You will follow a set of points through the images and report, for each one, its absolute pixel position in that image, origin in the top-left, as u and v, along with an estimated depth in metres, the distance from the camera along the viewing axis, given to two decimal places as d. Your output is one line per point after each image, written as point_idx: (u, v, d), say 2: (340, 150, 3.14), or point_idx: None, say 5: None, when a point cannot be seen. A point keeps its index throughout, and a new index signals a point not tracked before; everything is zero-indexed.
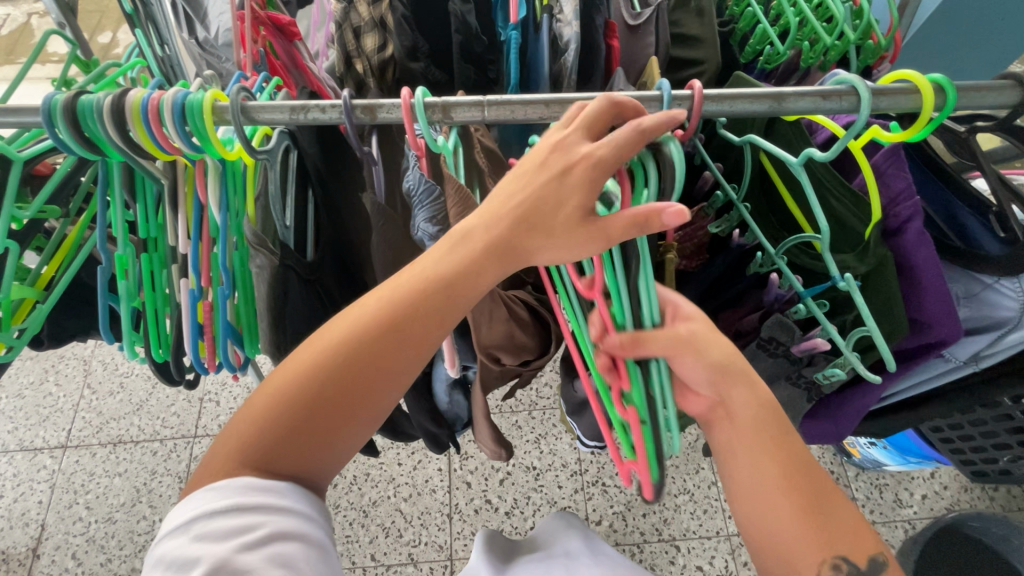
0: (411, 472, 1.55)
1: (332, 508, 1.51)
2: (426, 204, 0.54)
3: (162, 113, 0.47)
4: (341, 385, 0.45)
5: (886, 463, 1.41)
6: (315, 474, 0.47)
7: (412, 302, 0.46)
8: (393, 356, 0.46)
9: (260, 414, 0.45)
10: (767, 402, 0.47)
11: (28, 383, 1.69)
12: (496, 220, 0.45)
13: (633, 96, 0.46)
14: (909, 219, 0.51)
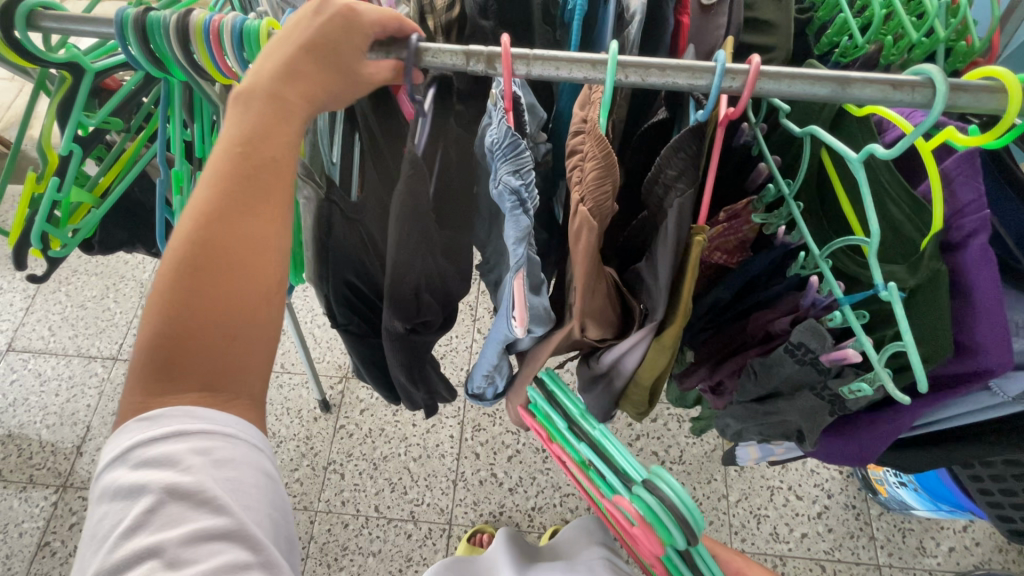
0: (424, 434, 1.58)
1: (345, 456, 1.56)
2: (509, 158, 0.51)
3: (222, 36, 0.49)
4: (216, 258, 0.46)
5: (914, 507, 1.33)
6: (228, 370, 0.47)
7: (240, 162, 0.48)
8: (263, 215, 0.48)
9: (152, 333, 0.46)
10: None
11: (91, 296, 1.82)
12: (258, 72, 0.49)
13: (684, 64, 0.44)
14: (974, 233, 0.47)
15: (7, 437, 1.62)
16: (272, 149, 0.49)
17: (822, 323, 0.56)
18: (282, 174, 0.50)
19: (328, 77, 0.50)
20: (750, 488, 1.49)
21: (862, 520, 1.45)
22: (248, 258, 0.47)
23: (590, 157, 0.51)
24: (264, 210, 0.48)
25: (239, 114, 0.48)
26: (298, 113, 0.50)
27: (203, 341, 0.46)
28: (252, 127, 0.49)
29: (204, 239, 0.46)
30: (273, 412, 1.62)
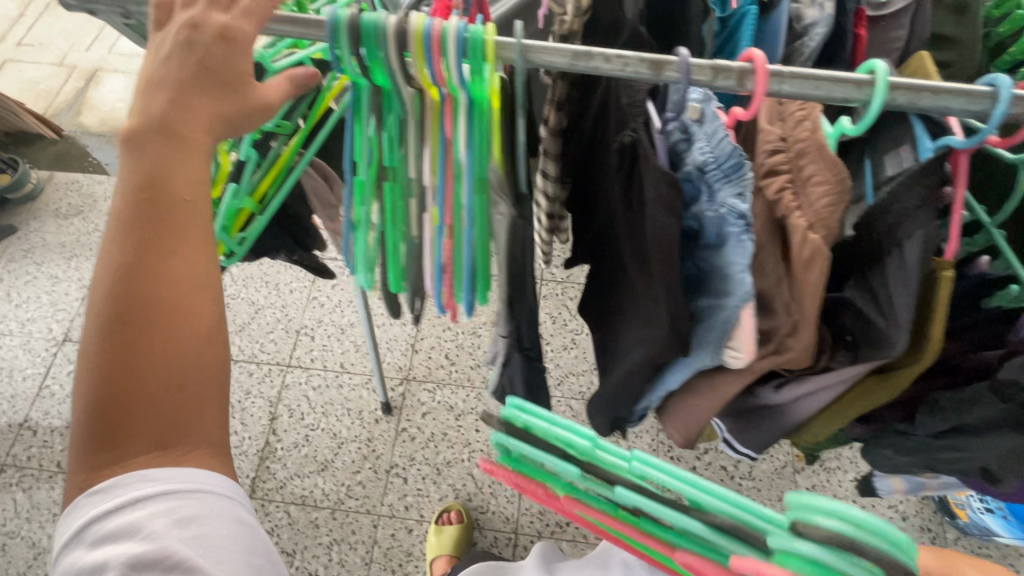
0: (487, 440, 1.56)
1: (407, 459, 1.54)
2: (731, 179, 0.48)
3: (445, 41, 0.44)
4: (137, 319, 0.51)
5: (999, 534, 1.30)
6: (163, 414, 0.51)
7: (149, 227, 0.53)
8: (176, 272, 0.53)
9: (87, 393, 0.51)
10: None
11: None
12: (146, 123, 0.53)
13: (965, 88, 0.44)
14: None
15: (65, 428, 1.61)
16: (182, 187, 0.54)
17: None
18: (187, 226, 0.54)
19: (222, 106, 0.54)
20: None
21: (938, 543, 1.42)
22: (172, 312, 0.52)
23: (819, 180, 0.49)
24: (172, 267, 0.53)
25: (131, 171, 0.53)
26: (182, 145, 0.53)
27: (143, 391, 0.51)
28: (146, 178, 0.53)
29: (127, 307, 0.51)
30: (334, 413, 1.60)
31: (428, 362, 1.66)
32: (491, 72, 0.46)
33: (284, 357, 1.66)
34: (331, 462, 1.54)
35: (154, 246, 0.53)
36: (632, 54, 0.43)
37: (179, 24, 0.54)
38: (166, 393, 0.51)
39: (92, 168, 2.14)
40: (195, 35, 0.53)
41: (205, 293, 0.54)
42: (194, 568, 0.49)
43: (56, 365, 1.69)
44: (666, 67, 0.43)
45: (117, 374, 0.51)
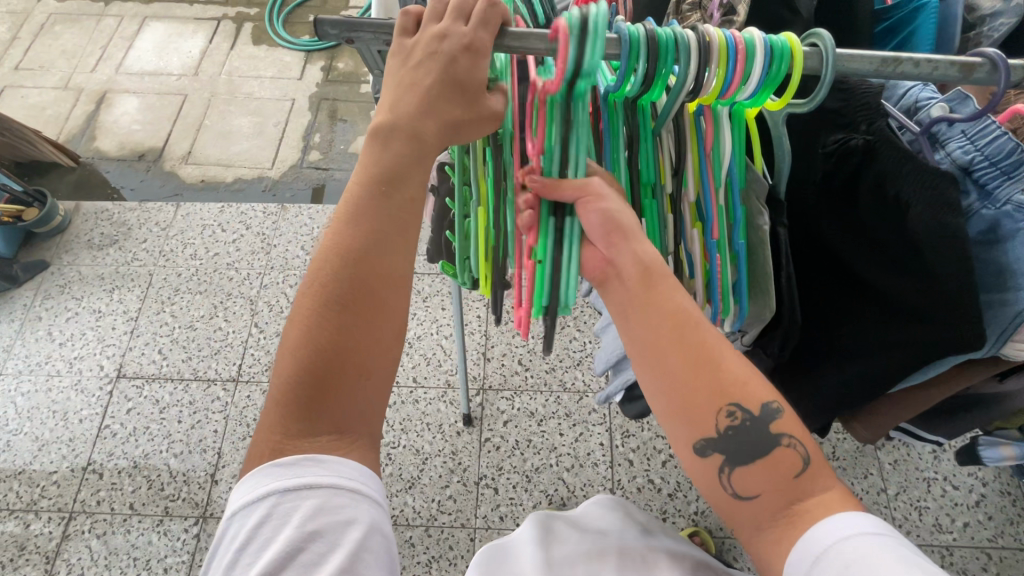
0: (573, 443, 1.56)
1: (496, 469, 1.53)
2: (1015, 179, 0.51)
3: (750, 55, 0.46)
4: (353, 305, 0.58)
5: None
6: (359, 399, 0.58)
7: (374, 221, 0.59)
8: (384, 268, 0.59)
9: (296, 366, 0.57)
10: (660, 326, 0.57)
11: (200, 316, 1.75)
12: (399, 114, 0.59)
13: None
14: None
15: (133, 468, 1.54)
16: (410, 191, 0.61)
17: None
18: (404, 229, 0.60)
19: (453, 115, 0.59)
20: (906, 480, 1.51)
21: (1019, 506, 1.47)
22: (379, 304, 0.59)
23: None
24: (375, 264, 0.59)
25: (376, 160, 0.60)
26: (413, 153, 0.59)
27: (346, 371, 0.57)
28: (388, 173, 0.59)
29: (345, 298, 0.58)
30: (413, 428, 1.59)
31: (501, 369, 1.66)
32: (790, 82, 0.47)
33: None
34: (418, 479, 1.52)
35: (372, 240, 0.59)
36: (948, 57, 0.44)
37: (429, 35, 0.58)
38: (361, 377, 0.58)
39: (116, 195, 2.05)
40: (442, 46, 0.57)
41: (403, 294, 0.60)
42: (321, 564, 0.52)
43: (113, 404, 1.62)
44: (978, 68, 0.45)
45: (328, 354, 0.57)
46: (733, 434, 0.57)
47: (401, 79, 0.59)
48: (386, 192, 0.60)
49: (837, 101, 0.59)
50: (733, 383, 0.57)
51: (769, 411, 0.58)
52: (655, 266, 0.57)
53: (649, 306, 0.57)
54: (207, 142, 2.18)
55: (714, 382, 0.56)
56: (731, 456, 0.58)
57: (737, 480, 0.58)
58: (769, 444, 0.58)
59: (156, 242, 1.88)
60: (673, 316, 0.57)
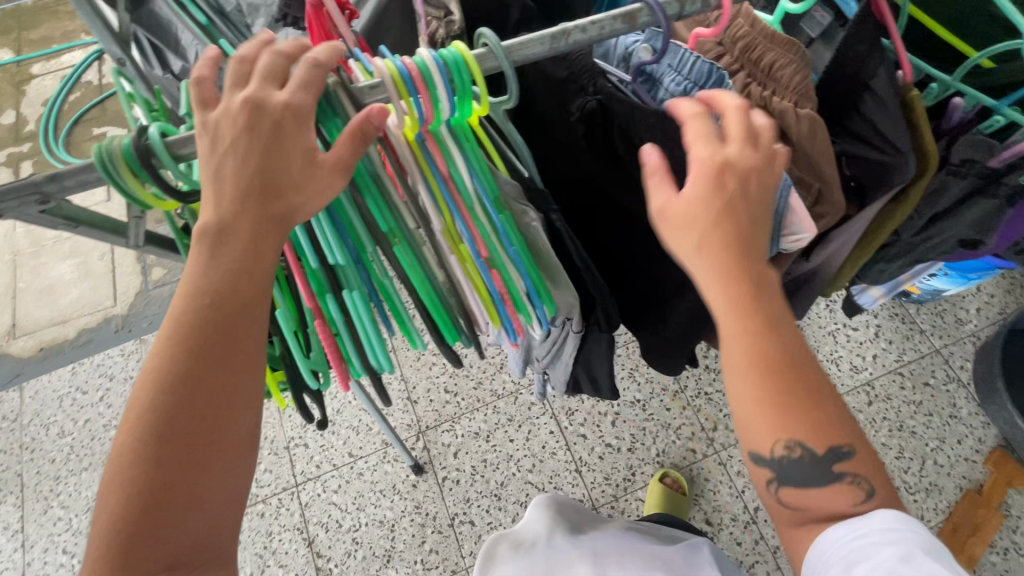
0: (526, 443, 1.54)
1: (464, 503, 1.49)
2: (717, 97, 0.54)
3: (427, 75, 0.44)
4: (184, 433, 0.50)
5: (945, 289, 1.53)
6: (196, 527, 0.51)
7: (200, 334, 0.51)
8: (218, 386, 0.51)
9: (119, 494, 0.50)
10: (765, 418, 0.53)
11: (96, 493, 1.57)
12: (225, 200, 0.51)
13: None
14: None
15: None
16: (243, 295, 0.52)
17: (980, 134, 0.63)
18: (240, 338, 0.52)
19: (267, 205, 0.51)
20: (817, 341, 1.63)
21: (908, 321, 1.65)
22: (216, 427, 0.51)
23: (784, 62, 0.55)
24: (206, 382, 0.51)
25: (200, 262, 0.52)
26: (241, 250, 0.51)
27: (181, 503, 0.50)
28: (210, 277, 0.52)
29: (190, 418, 0.51)
30: (369, 502, 1.50)
31: (432, 406, 1.59)
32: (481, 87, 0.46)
33: (289, 480, 1.52)
34: (393, 550, 1.45)
35: (197, 356, 0.51)
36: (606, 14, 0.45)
37: (236, 106, 0.51)
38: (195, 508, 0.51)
39: None
40: (258, 119, 0.50)
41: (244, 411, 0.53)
42: None
43: None
44: (637, 14, 0.45)
45: (158, 487, 0.50)
46: (788, 463, 0.54)
47: (232, 153, 0.50)
48: (214, 300, 0.51)
49: (564, 70, 0.59)
50: (816, 426, 0.53)
51: (839, 451, 0.54)
52: (751, 358, 0.51)
53: (755, 406, 0.53)
54: (30, 305, 1.93)
55: (803, 421, 0.53)
56: (793, 479, 0.55)
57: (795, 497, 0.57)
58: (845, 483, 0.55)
59: (14, 437, 1.66)
60: (760, 354, 0.52)
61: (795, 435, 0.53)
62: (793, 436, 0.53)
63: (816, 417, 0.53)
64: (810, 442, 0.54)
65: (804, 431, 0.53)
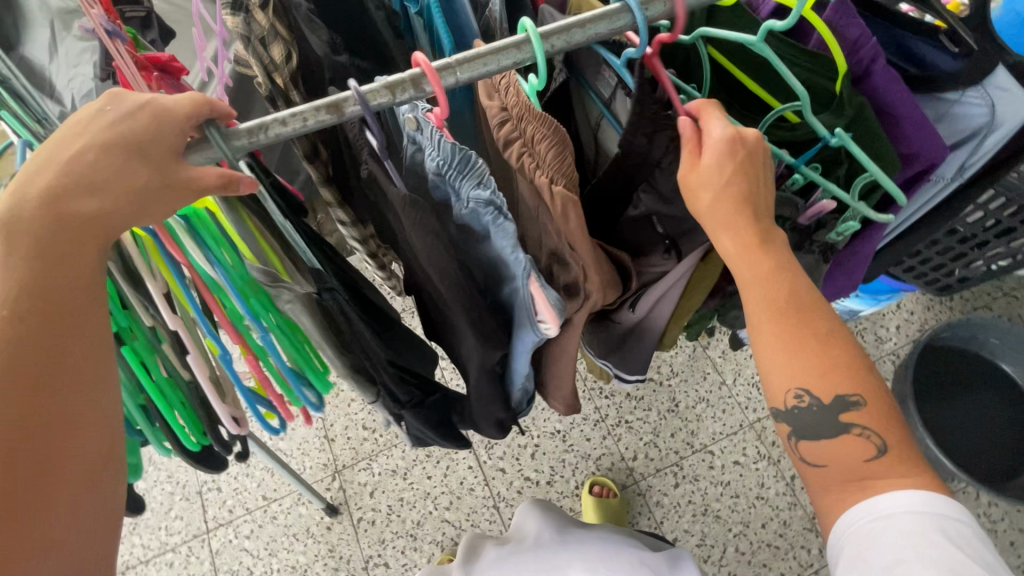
0: (444, 480, 1.51)
1: (379, 544, 1.45)
2: (466, 174, 0.50)
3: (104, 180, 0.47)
4: (16, 447, 0.40)
5: (861, 309, 1.52)
6: (71, 549, 0.41)
7: (17, 334, 0.42)
8: (61, 385, 0.42)
9: None
10: (787, 351, 0.55)
11: None
12: (29, 196, 0.43)
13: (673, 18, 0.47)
14: (873, 61, 0.54)
15: None
16: (62, 293, 0.44)
17: (787, 190, 0.63)
18: (77, 334, 0.44)
19: (69, 221, 0.43)
20: (738, 364, 1.60)
21: None
22: (63, 434, 0.42)
23: (540, 138, 0.52)
24: (46, 384, 0.42)
25: (14, 258, 0.42)
26: (66, 245, 0.43)
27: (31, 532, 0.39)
28: (34, 269, 0.43)
29: (24, 412, 0.40)
30: (282, 547, 1.46)
31: (349, 444, 1.55)
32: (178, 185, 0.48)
33: (199, 527, 1.47)
34: None
35: (17, 354, 0.41)
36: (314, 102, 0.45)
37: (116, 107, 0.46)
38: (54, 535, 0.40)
39: None
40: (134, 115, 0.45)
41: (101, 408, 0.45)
42: None
43: None
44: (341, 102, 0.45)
45: None
46: (799, 412, 0.57)
47: (70, 155, 0.44)
48: (26, 298, 0.42)
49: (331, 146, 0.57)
50: (828, 360, 0.54)
51: (846, 401, 0.54)
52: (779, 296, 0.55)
53: (780, 340, 0.55)
54: None
55: (815, 361, 0.54)
56: (797, 428, 0.58)
57: (804, 446, 0.59)
58: (843, 436, 0.55)
59: None
60: (777, 300, 0.55)
61: (811, 367, 0.55)
62: (808, 368, 0.55)
63: (834, 355, 0.55)
64: (828, 376, 0.54)
65: (823, 366, 0.54)
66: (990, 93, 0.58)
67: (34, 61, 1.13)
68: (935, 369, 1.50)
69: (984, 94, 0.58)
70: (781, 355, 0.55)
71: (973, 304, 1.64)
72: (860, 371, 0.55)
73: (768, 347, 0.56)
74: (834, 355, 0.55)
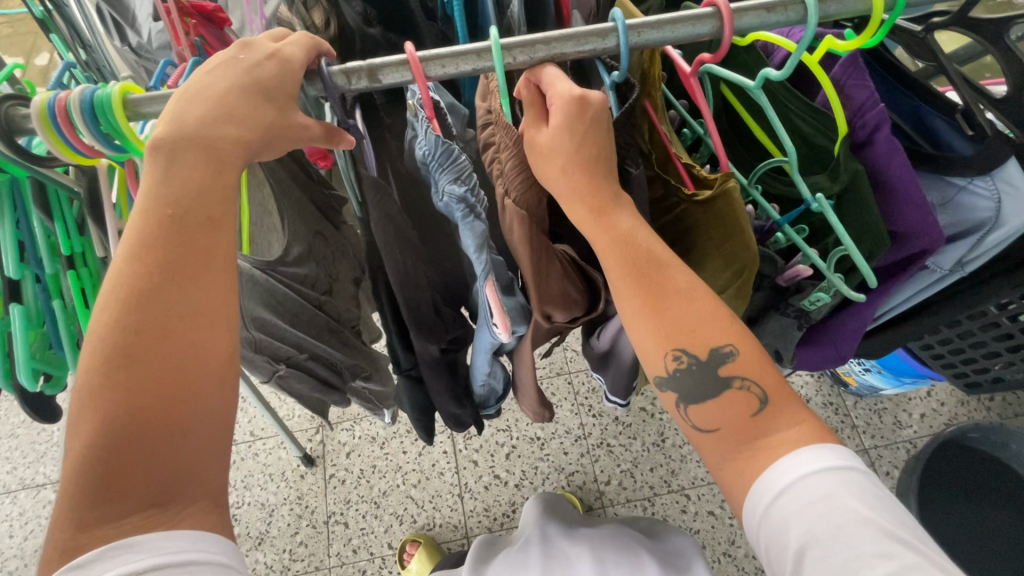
0: (417, 458, 1.54)
1: (344, 504, 1.50)
2: (446, 166, 0.49)
3: (72, 115, 0.43)
4: (146, 353, 0.42)
5: (882, 387, 1.42)
6: (183, 461, 0.42)
7: (161, 248, 0.44)
8: (184, 299, 0.44)
9: (75, 449, 0.41)
10: (652, 309, 0.51)
11: (20, 421, 1.61)
12: (182, 116, 0.45)
13: (668, 41, 0.44)
14: (877, 127, 0.51)
15: None
16: (206, 212, 0.45)
17: (769, 247, 0.61)
18: (210, 253, 0.45)
19: (212, 140, 0.45)
20: None
21: (841, 413, 1.53)
22: (184, 352, 0.43)
23: (504, 148, 0.53)
24: (177, 300, 0.43)
25: (158, 179, 0.44)
26: (205, 168, 0.45)
27: (149, 437, 0.41)
28: (180, 189, 0.44)
29: (174, 318, 0.43)
30: (256, 483, 1.53)
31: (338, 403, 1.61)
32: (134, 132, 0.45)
33: None
34: (266, 534, 1.48)
35: (158, 266, 0.43)
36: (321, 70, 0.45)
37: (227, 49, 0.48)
38: (174, 445, 0.42)
39: None
40: (246, 53, 0.47)
41: (224, 325, 0.45)
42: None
43: None
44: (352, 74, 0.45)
45: (122, 425, 0.41)
46: (681, 377, 0.51)
47: (189, 86, 0.46)
48: (175, 214, 0.44)
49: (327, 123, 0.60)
50: (690, 316, 0.50)
51: (720, 353, 0.50)
52: (644, 246, 0.51)
53: (643, 302, 0.51)
54: None
55: (681, 320, 0.50)
56: (685, 393, 0.52)
57: (694, 412, 0.53)
58: (719, 385, 0.51)
59: None
60: (635, 257, 0.51)
61: (670, 322, 0.50)
62: (668, 329, 0.50)
63: (698, 302, 0.51)
64: (693, 335, 0.50)
65: (690, 320, 0.51)
66: (1001, 188, 0.55)
67: None
68: (951, 469, 1.38)
69: (992, 185, 0.55)
70: (639, 318, 0.51)
71: (1014, 410, 1.50)
72: (726, 320, 0.51)
73: (636, 319, 0.51)
74: (688, 301, 0.51)
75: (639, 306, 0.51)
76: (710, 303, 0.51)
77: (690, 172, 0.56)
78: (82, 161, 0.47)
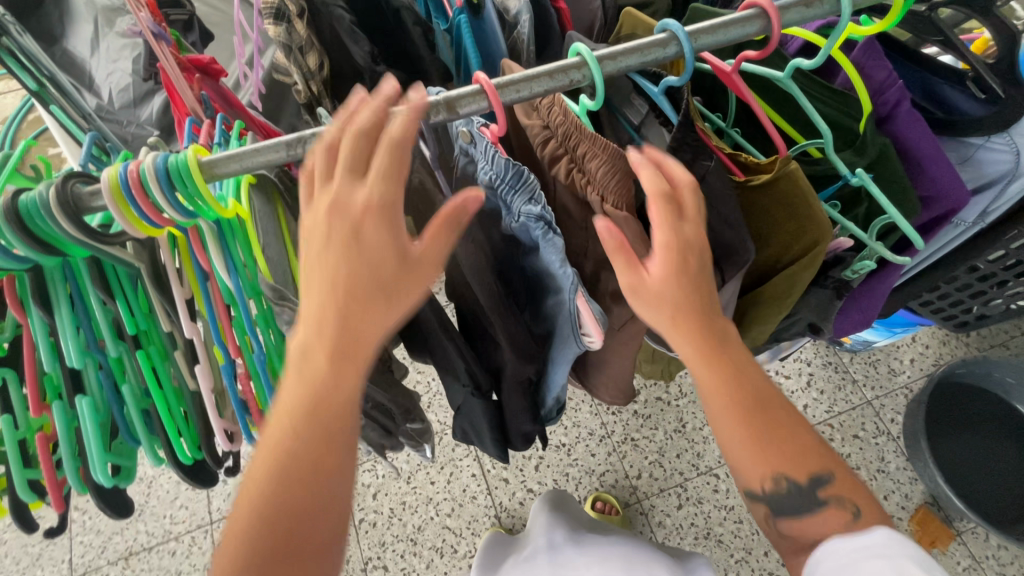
0: (446, 486, 1.51)
1: (379, 547, 1.46)
2: (517, 189, 0.50)
3: (147, 184, 0.41)
4: (310, 431, 0.41)
5: (875, 340, 1.50)
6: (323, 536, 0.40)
7: (321, 325, 0.42)
8: (345, 378, 0.42)
9: (237, 524, 0.40)
10: (750, 431, 0.49)
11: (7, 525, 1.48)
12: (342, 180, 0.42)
13: (721, 43, 0.47)
14: (897, 103, 0.56)
15: None
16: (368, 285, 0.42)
17: None
18: (368, 331, 0.42)
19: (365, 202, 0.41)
20: None
21: (841, 370, 1.61)
22: (342, 426, 0.41)
23: (589, 157, 0.54)
24: (337, 381, 0.41)
25: (321, 257, 0.42)
26: (360, 235, 0.41)
27: (303, 512, 0.40)
28: (337, 265, 0.41)
29: (338, 395, 0.41)
30: None
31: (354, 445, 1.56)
32: (210, 194, 0.43)
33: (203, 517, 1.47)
34: None
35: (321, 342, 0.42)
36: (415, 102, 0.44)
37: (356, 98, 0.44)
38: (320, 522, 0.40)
39: None
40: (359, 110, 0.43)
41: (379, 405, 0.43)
42: None
43: None
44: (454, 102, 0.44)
45: (279, 499, 0.40)
46: (779, 500, 0.49)
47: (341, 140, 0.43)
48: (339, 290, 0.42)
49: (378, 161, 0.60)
50: (793, 443, 0.49)
51: (820, 478, 0.49)
52: (745, 378, 0.49)
53: (740, 433, 0.49)
54: None
55: (782, 448, 0.49)
56: (779, 509, 0.50)
57: (789, 526, 0.51)
58: (813, 501, 0.49)
59: None
60: (738, 392, 0.49)
61: (766, 442, 0.49)
62: (763, 452, 0.49)
63: (798, 434, 0.50)
64: (792, 459, 0.49)
65: (787, 430, 0.50)
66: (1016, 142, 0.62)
67: (75, 54, 1.18)
68: (947, 405, 1.48)
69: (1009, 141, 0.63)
70: (737, 448, 0.49)
71: (989, 341, 1.62)
72: (825, 454, 0.50)
73: (733, 450, 0.50)
74: (788, 429, 0.50)
75: (743, 438, 0.49)
76: (808, 443, 0.50)
77: (736, 160, 0.60)
78: (146, 232, 0.45)
